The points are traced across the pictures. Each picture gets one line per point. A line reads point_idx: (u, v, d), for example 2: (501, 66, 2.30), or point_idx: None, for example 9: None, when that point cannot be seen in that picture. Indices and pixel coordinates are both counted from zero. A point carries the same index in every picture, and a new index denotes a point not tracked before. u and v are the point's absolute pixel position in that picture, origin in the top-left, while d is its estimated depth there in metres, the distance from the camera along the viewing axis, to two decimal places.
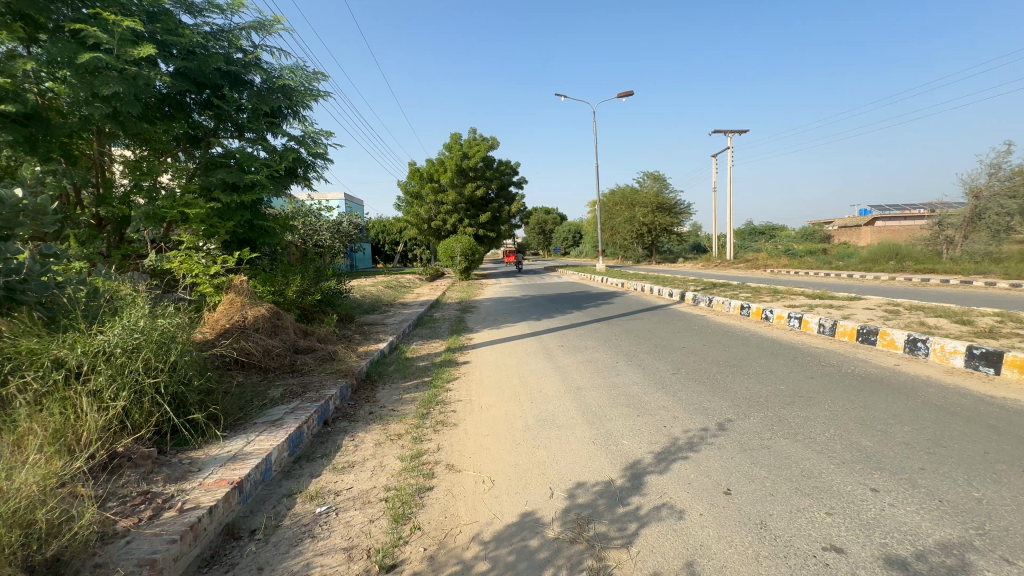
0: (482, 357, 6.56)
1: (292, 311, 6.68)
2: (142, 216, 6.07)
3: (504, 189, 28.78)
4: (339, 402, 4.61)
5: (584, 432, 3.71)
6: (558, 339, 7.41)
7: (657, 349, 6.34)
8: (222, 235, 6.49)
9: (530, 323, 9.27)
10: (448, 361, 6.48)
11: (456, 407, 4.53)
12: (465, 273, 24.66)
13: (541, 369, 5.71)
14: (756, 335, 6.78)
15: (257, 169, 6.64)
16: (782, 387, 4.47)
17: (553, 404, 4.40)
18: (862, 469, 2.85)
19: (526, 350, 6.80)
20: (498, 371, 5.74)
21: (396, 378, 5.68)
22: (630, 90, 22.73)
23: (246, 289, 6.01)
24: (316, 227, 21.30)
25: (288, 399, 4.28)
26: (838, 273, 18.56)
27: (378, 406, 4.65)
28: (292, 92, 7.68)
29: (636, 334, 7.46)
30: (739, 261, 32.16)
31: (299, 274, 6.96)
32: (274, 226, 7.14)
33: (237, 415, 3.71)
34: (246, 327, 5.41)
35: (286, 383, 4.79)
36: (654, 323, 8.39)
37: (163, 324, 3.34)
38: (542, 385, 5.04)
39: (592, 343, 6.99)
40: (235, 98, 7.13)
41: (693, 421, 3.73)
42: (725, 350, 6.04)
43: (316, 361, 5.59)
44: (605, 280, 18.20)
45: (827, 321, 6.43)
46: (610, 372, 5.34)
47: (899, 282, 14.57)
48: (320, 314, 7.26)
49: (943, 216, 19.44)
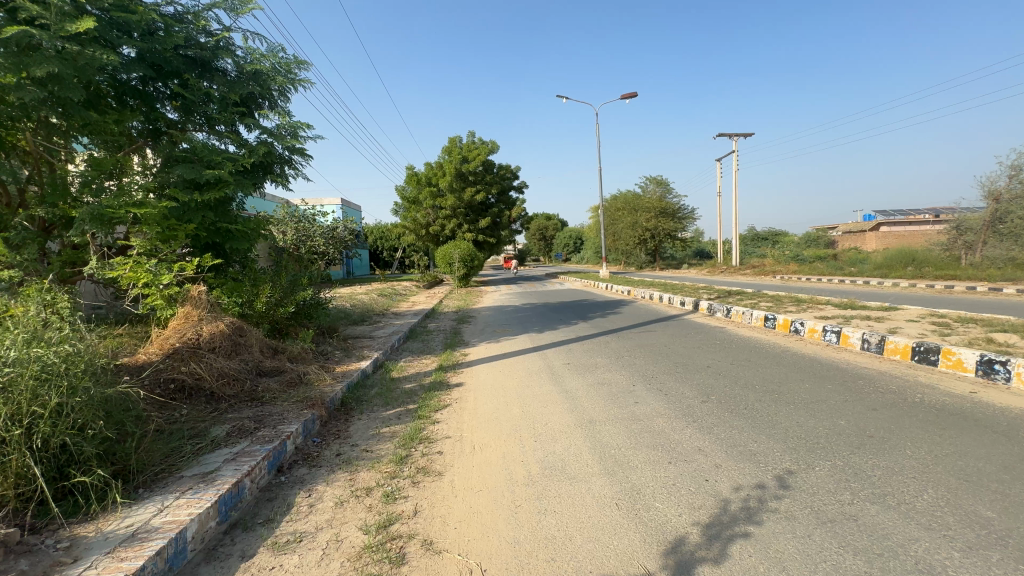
0: (477, 378, 5.75)
1: (262, 325, 5.88)
2: (87, 217, 5.22)
3: (505, 194, 28.08)
4: (301, 441, 3.79)
5: (604, 488, 2.89)
6: (563, 356, 6.58)
7: (680, 369, 5.50)
8: (183, 239, 5.71)
9: (532, 335, 8.45)
10: (439, 382, 5.68)
11: (444, 447, 3.71)
12: (464, 280, 23.91)
13: (545, 394, 4.90)
14: (789, 352, 5.97)
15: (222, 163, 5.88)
16: (843, 424, 3.64)
17: (561, 444, 3.58)
18: (1003, 561, 2.02)
19: (529, 369, 5.98)
20: (496, 397, 4.92)
21: (376, 405, 4.86)
22: (634, 92, 21.73)
23: (206, 301, 5.21)
24: (310, 233, 20.58)
25: (234, 440, 3.46)
26: (854, 279, 17.70)
27: (349, 446, 3.83)
28: (266, 79, 6.95)
29: (651, 350, 6.64)
30: (746, 266, 31.32)
31: (271, 283, 6.18)
32: (244, 228, 6.38)
33: (156, 468, 2.91)
34: (199, 347, 4.60)
35: (239, 417, 3.98)
36: (669, 337, 7.56)
37: (48, 353, 2.51)
38: (548, 417, 4.21)
39: (603, 361, 6.17)
40: (200, 86, 6.39)
41: (742, 475, 2.92)
42: (757, 371, 5.22)
43: (281, 386, 4.78)
44: (610, 287, 17.43)
45: (873, 337, 5.61)
46: (627, 400, 4.52)
47: (923, 289, 13.73)
48: (296, 327, 6.46)
49: (961, 220, 18.63)
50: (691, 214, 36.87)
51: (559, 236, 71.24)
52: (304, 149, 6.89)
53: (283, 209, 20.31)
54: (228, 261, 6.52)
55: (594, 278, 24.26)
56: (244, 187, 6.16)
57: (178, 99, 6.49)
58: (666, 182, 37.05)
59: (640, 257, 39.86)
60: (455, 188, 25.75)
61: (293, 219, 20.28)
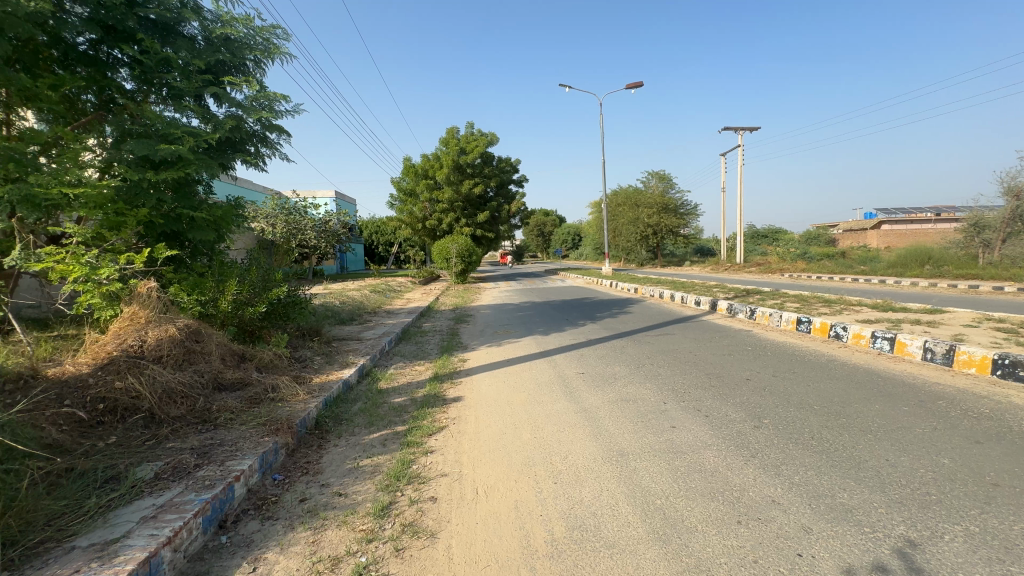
0: (478, 391, 4.93)
1: (228, 328, 5.06)
2: (16, 198, 4.35)
3: (504, 188, 27.27)
4: (255, 482, 2.97)
5: (659, 567, 2.08)
6: (575, 365, 5.77)
7: (716, 383, 4.71)
8: (133, 226, 4.87)
9: (538, 338, 7.66)
10: (434, 395, 4.87)
11: (438, 490, 2.89)
12: (461, 276, 23.08)
13: (560, 414, 4.09)
14: (839, 362, 5.18)
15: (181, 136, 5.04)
16: (949, 464, 2.85)
17: (591, 491, 2.77)
18: None
19: (538, 380, 5.19)
20: (501, 417, 4.11)
21: (357, 427, 4.04)
22: (640, 82, 20.81)
23: (157, 300, 4.39)
24: (301, 227, 19.70)
25: (162, 485, 2.63)
26: (868, 279, 16.86)
27: (317, 487, 3.00)
28: (237, 46, 6.07)
29: (675, 358, 5.84)
30: (750, 264, 30.52)
31: (240, 279, 5.32)
32: (210, 214, 5.55)
33: (35, 537, 2.10)
34: (141, 359, 3.77)
35: (180, 448, 3.15)
36: (692, 341, 6.76)
37: None
38: (568, 447, 3.40)
39: (622, 371, 5.37)
40: (158, 51, 5.53)
41: (848, 548, 2.14)
42: (810, 386, 4.43)
43: (240, 402, 3.95)
44: (615, 285, 16.63)
45: (939, 346, 4.83)
46: (662, 425, 3.73)
47: (946, 290, 12.98)
48: (271, 329, 5.64)
49: (979, 217, 17.82)
50: (693, 209, 36.08)
51: (557, 231, 70.29)
52: (280, 126, 6.02)
53: (273, 201, 19.44)
54: (190, 252, 5.68)
55: (596, 275, 23.43)
56: (210, 167, 5.32)
57: (136, 67, 5.65)
58: (669, 177, 36.20)
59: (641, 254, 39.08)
60: (454, 180, 24.86)
61: (282, 212, 19.43)
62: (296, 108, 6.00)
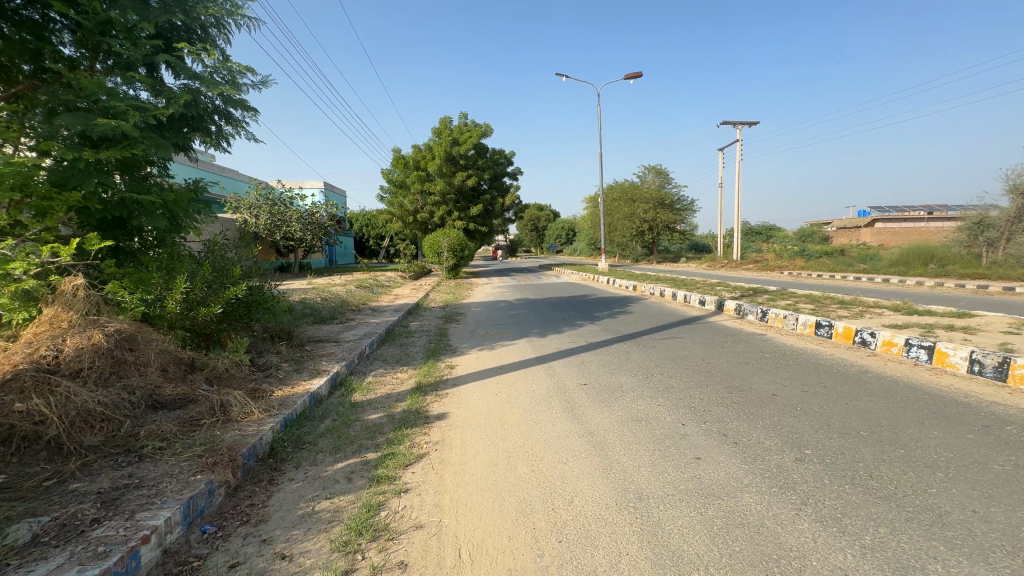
0: (466, 407, 4.30)
1: (178, 332, 4.37)
2: None
3: (497, 181, 26.60)
4: (174, 540, 2.31)
5: None
6: (576, 374, 5.15)
7: (738, 400, 4.10)
8: (61, 212, 4.14)
9: (534, 341, 7.04)
10: (414, 412, 4.23)
11: (410, 553, 2.25)
12: (453, 270, 22.40)
13: (562, 440, 3.47)
14: (873, 375, 4.60)
15: (123, 110, 4.29)
16: None
17: (606, 558, 2.14)
18: None
19: (536, 394, 4.56)
20: (492, 443, 3.48)
21: (320, 454, 3.39)
22: (638, 72, 20.18)
23: (84, 301, 3.70)
24: (285, 218, 18.94)
25: (36, 556, 1.97)
26: (871, 278, 16.34)
27: (255, 545, 2.35)
28: (193, 6, 5.24)
29: (688, 367, 5.23)
30: (747, 261, 30.03)
31: (192, 275, 4.56)
32: (161, 200, 4.81)
33: None
34: (51, 375, 3.08)
35: (83, 493, 2.48)
36: (703, 346, 6.17)
37: None
38: (573, 487, 2.78)
39: (629, 383, 4.76)
40: (99, 10, 4.76)
41: None
42: (850, 406, 3.83)
43: (176, 425, 3.27)
44: (612, 282, 16.05)
45: (989, 357, 4.26)
46: (684, 456, 3.11)
47: (955, 290, 12.51)
48: (231, 330, 4.94)
49: (982, 216, 17.40)
50: (690, 205, 35.53)
51: (551, 226, 69.60)
52: (244, 100, 5.27)
53: (256, 191, 18.63)
54: (139, 243, 4.96)
55: (592, 271, 22.78)
56: (162, 148, 4.58)
57: (77, 29, 4.89)
58: (666, 171, 35.60)
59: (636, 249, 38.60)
60: (446, 172, 24.13)
61: (267, 203, 18.63)
62: (263, 81, 5.25)
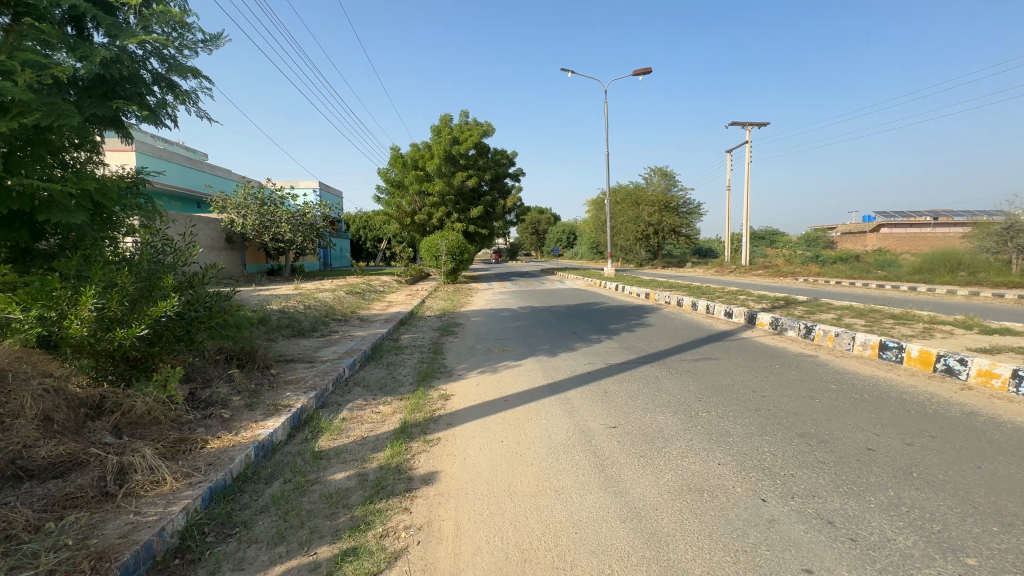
0: (464, 462, 3.26)
1: (86, 361, 3.31)
2: None
3: (499, 181, 25.67)
4: None
5: None
6: (601, 413, 4.12)
7: (825, 460, 3.06)
8: None
9: (544, 362, 6.00)
10: (394, 469, 3.19)
11: None
12: (451, 274, 21.39)
13: (597, 529, 2.42)
14: (988, 420, 3.57)
15: (10, 65, 3.24)
16: None
17: None
18: None
19: (553, 443, 3.52)
20: (500, 531, 2.44)
21: (251, 549, 2.34)
22: (648, 68, 19.18)
23: None
24: (275, 218, 17.90)
25: None
26: (897, 285, 15.28)
27: None
28: None
29: (739, 402, 4.20)
30: (756, 266, 28.97)
31: (109, 284, 3.42)
32: (77, 187, 3.75)
33: None
34: None
35: None
36: (748, 372, 5.14)
37: None
38: None
39: (671, 427, 3.72)
40: None
41: None
42: (989, 473, 2.79)
43: (36, 512, 2.22)
44: (621, 288, 15.05)
45: None
46: (787, 569, 2.08)
47: (997, 300, 11.51)
48: (167, 355, 3.86)
49: (1013, 221, 16.40)
50: (696, 208, 34.53)
51: (552, 229, 68.61)
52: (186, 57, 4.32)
53: (245, 190, 17.59)
54: (53, 245, 3.91)
55: (597, 276, 21.76)
56: (70, 116, 3.52)
57: None
58: (672, 174, 34.67)
59: (640, 253, 37.65)
60: (445, 172, 23.16)
61: (256, 202, 17.59)
62: (213, 38, 4.37)
